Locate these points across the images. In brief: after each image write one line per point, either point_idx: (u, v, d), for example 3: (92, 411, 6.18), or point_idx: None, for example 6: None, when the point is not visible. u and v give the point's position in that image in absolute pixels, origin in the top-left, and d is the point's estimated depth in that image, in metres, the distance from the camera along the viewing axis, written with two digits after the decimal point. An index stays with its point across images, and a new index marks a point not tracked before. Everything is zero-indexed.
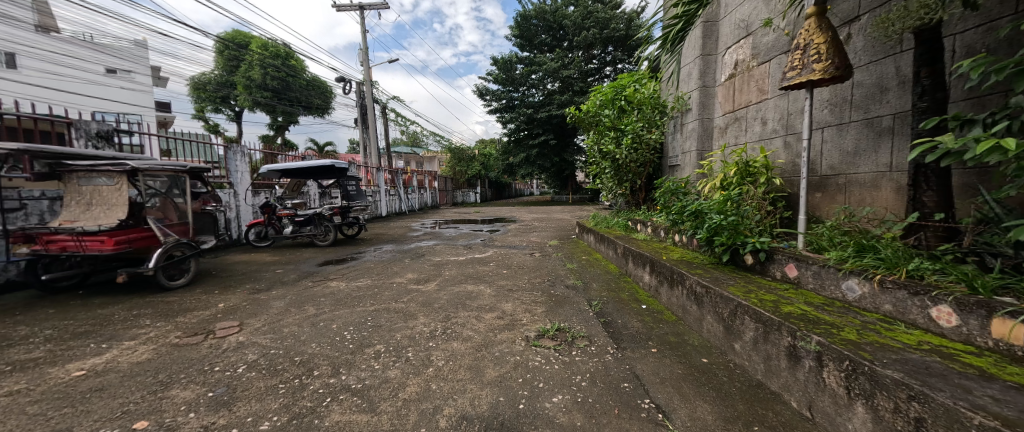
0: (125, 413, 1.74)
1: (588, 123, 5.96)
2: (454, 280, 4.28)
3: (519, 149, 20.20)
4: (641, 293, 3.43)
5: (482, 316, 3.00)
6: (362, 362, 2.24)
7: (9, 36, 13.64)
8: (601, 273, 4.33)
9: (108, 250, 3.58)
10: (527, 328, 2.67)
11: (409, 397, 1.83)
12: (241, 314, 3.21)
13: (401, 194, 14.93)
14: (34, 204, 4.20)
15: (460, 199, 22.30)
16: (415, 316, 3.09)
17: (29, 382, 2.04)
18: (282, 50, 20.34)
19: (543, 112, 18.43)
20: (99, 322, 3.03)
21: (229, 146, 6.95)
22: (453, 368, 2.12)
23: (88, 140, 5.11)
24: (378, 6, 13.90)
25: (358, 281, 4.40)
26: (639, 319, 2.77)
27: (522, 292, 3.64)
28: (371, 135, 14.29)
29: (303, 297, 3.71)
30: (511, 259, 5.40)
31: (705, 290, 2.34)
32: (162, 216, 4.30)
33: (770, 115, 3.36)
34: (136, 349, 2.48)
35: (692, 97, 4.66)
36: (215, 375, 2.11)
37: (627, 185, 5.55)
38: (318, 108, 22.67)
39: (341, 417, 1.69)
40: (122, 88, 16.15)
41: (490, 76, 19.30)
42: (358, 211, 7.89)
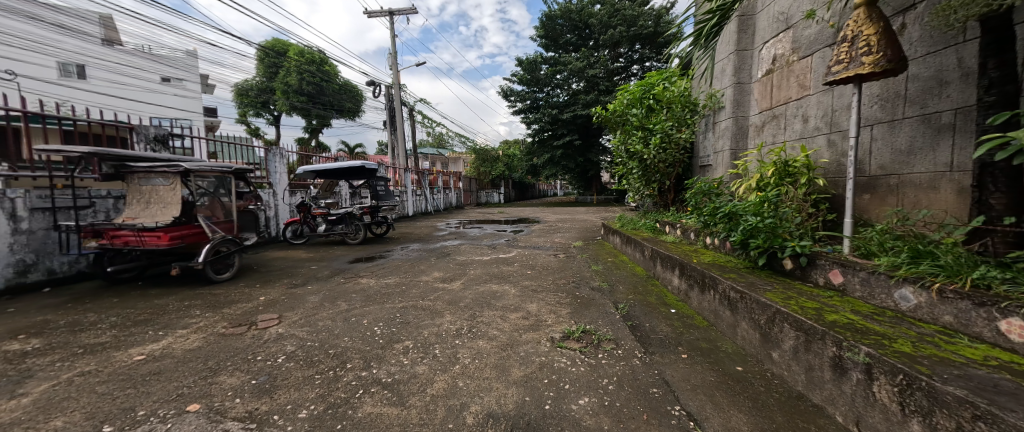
0: (179, 396, 1.88)
1: (614, 123, 5.85)
2: (479, 279, 4.33)
3: (543, 149, 20.13)
4: (670, 296, 3.33)
5: (506, 316, 3.02)
6: (392, 356, 2.32)
7: (82, 50, 15.16)
8: (627, 275, 4.24)
9: (163, 245, 3.87)
10: (552, 329, 2.66)
11: (437, 393, 1.87)
12: (280, 307, 3.40)
13: (427, 194, 15.27)
14: (101, 202, 4.59)
15: (484, 199, 22.53)
16: (441, 314, 3.15)
17: (98, 364, 2.25)
18: (318, 57, 21.32)
19: (567, 112, 18.29)
20: (156, 312, 3.29)
21: (269, 148, 7.34)
22: (479, 367, 2.15)
23: (147, 144, 5.49)
24: (407, 11, 14.29)
25: (387, 279, 4.54)
26: (668, 323, 2.70)
27: (546, 293, 3.63)
28: (399, 137, 14.67)
29: (336, 293, 3.87)
30: (536, 260, 5.40)
31: (739, 296, 2.24)
32: (211, 214, 4.61)
33: (812, 112, 3.18)
34: (187, 337, 2.68)
35: (726, 94, 4.48)
36: (257, 364, 2.24)
37: (656, 186, 5.42)
38: (350, 112, 23.60)
39: (372, 409, 1.75)
40: (175, 95, 17.25)
41: (515, 77, 19.38)
42: (387, 210, 8.14)
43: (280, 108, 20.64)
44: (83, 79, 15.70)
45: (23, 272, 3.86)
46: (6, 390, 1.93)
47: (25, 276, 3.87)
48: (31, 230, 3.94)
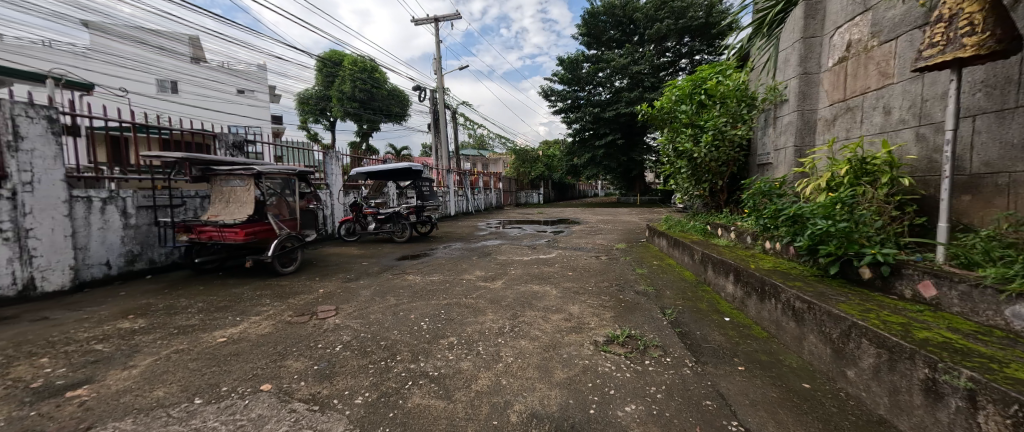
0: (254, 375, 2.09)
1: (661, 121, 5.59)
2: (520, 280, 4.35)
3: (585, 149, 19.77)
4: (724, 304, 3.13)
5: (548, 317, 3.01)
6: (438, 351, 2.41)
7: (177, 68, 17.37)
8: (674, 280, 4.05)
9: (239, 240, 4.32)
10: (595, 332, 2.61)
11: (481, 389, 1.91)
12: (336, 300, 3.65)
13: (468, 194, 15.63)
14: (190, 201, 5.22)
15: (524, 199, 22.60)
16: (484, 312, 3.21)
17: (189, 343, 2.57)
18: (369, 65, 22.65)
19: (610, 111, 17.82)
20: (233, 299, 3.68)
21: (327, 152, 7.88)
22: (521, 366, 2.17)
23: (227, 149, 6.15)
24: (452, 17, 14.74)
25: (432, 276, 4.71)
26: (721, 332, 2.54)
27: (588, 296, 3.57)
28: (442, 139, 15.14)
29: (385, 288, 4.10)
30: (576, 261, 5.32)
31: (807, 306, 2.05)
32: (278, 212, 5.08)
33: (896, 103, 2.83)
34: (260, 323, 2.97)
35: (789, 86, 4.13)
36: (318, 351, 2.43)
37: (706, 186, 5.12)
38: (398, 116, 24.80)
39: (421, 400, 1.82)
40: (249, 105, 19.26)
41: (556, 77, 19.25)
42: (431, 210, 8.47)
43: (336, 114, 22.20)
44: (175, 93, 17.92)
45: (131, 261, 4.49)
46: (120, 362, 2.27)
47: (133, 264, 4.50)
48: (138, 225, 4.57)
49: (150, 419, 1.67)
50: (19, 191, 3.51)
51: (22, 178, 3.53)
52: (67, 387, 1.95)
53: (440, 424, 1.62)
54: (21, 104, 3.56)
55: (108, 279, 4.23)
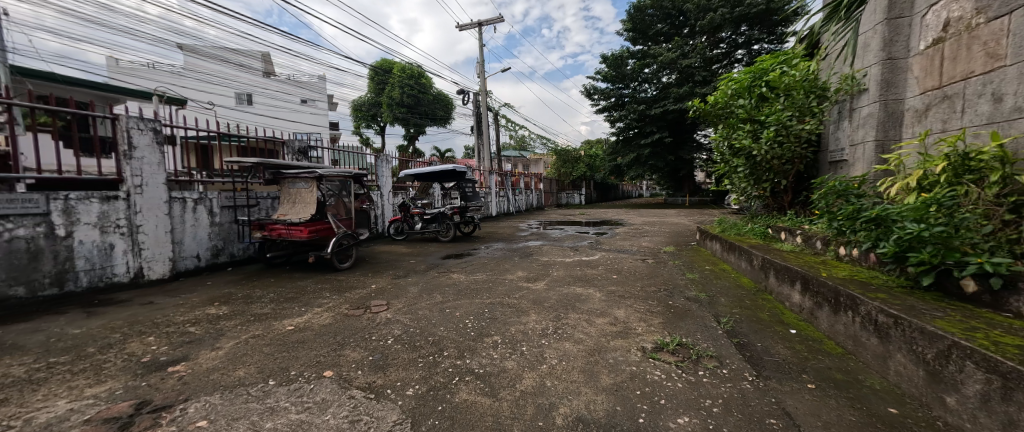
0: (318, 362, 2.27)
1: (715, 117, 5.25)
2: (562, 281, 4.31)
3: (629, 149, 19.07)
4: (790, 315, 2.86)
5: (592, 320, 2.96)
6: (483, 349, 2.46)
7: (251, 82, 19.34)
8: (731, 286, 3.78)
9: (303, 237, 4.72)
10: (643, 339, 2.52)
11: (526, 390, 1.92)
12: (387, 295, 3.86)
13: (509, 195, 15.76)
14: (263, 201, 5.78)
15: (565, 200, 22.33)
16: (527, 313, 3.22)
17: (263, 330, 2.85)
18: (416, 71, 23.67)
19: (657, 108, 17.08)
20: (298, 292, 4.03)
21: (378, 155, 8.36)
22: (566, 369, 2.14)
23: (293, 155, 6.73)
24: (496, 20, 14.98)
25: (475, 275, 4.81)
26: (787, 346, 2.33)
27: (634, 300, 3.45)
28: (484, 140, 15.39)
29: (431, 286, 4.25)
30: (621, 264, 5.15)
31: (892, 321, 1.82)
32: (337, 212, 5.44)
33: (1010, 88, 2.43)
34: (322, 314, 3.23)
35: (869, 74, 3.69)
36: (372, 343, 2.59)
37: (768, 185, 4.72)
38: (442, 120, 25.67)
39: (467, 396, 1.88)
40: (311, 113, 20.97)
41: (600, 75, 18.81)
42: (474, 210, 8.67)
43: (386, 119, 23.46)
44: (250, 105, 19.96)
45: (216, 254, 5.07)
46: (210, 343, 2.58)
47: (217, 257, 5.09)
48: (222, 223, 5.16)
49: (234, 395, 1.88)
50: (132, 193, 4.11)
51: (134, 182, 4.14)
52: (169, 363, 2.25)
53: (487, 421, 1.65)
54: (134, 119, 4.18)
55: (197, 270, 4.82)
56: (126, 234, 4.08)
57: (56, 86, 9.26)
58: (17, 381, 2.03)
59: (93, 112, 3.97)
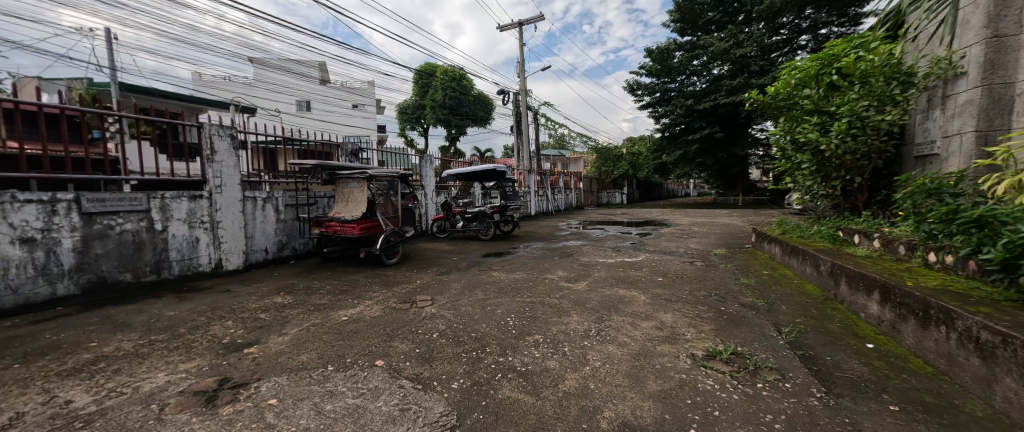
0: (370, 351, 2.42)
1: (775, 109, 4.86)
2: (604, 282, 4.20)
3: (674, 146, 18.10)
4: (865, 328, 2.57)
5: (637, 324, 2.86)
6: (525, 347, 2.47)
7: (309, 90, 20.92)
8: (793, 293, 3.47)
9: (355, 234, 5.06)
10: (693, 345, 2.39)
11: (570, 391, 1.90)
12: (432, 291, 4.01)
13: (548, 194, 15.66)
14: (320, 201, 6.24)
15: (606, 200, 21.76)
16: (568, 313, 3.19)
17: (322, 319, 3.08)
18: (458, 74, 24.25)
19: (707, 102, 16.11)
20: (351, 285, 4.30)
21: (422, 155, 8.67)
22: (610, 372, 2.09)
23: (347, 157, 7.14)
24: (536, 19, 14.92)
25: (516, 274, 4.84)
26: (863, 361, 2.10)
27: (682, 304, 3.28)
28: (523, 140, 15.43)
29: (473, 283, 4.35)
30: (667, 266, 4.93)
31: (1000, 340, 1.58)
32: (385, 210, 5.72)
33: None
34: (373, 307, 3.42)
35: (971, 55, 3.21)
36: (419, 336, 2.70)
37: (838, 183, 4.27)
38: (483, 120, 26.10)
39: (510, 393, 1.90)
40: (362, 117, 22.28)
41: (644, 69, 18.09)
42: (514, 209, 8.73)
43: (429, 121, 24.29)
44: (308, 111, 21.60)
45: (281, 248, 5.55)
46: (278, 329, 2.84)
47: (282, 251, 5.57)
48: (286, 220, 5.64)
49: (299, 377, 2.05)
50: (213, 192, 4.62)
51: (215, 183, 4.65)
52: (244, 345, 2.51)
53: (530, 419, 1.66)
54: (216, 126, 4.70)
55: (266, 262, 5.30)
56: (208, 229, 4.59)
57: (154, 100, 10.70)
58: (127, 354, 2.36)
59: (184, 122, 4.52)
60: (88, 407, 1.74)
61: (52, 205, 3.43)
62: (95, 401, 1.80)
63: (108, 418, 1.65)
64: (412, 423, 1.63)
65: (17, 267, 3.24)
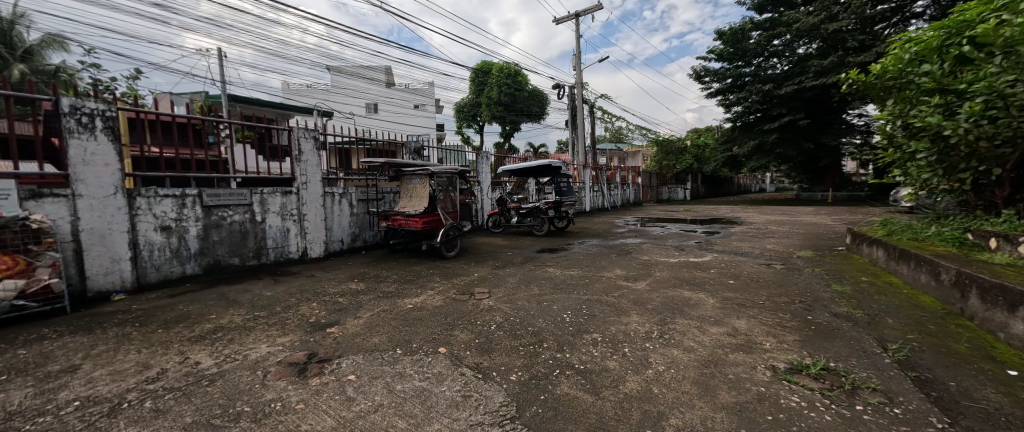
0: (434, 338, 2.56)
1: (882, 90, 4.18)
2: (666, 283, 3.97)
3: (748, 136, 16.45)
4: (1005, 351, 2.11)
5: (705, 328, 2.66)
6: (583, 345, 2.43)
7: (377, 93, 22.55)
8: (900, 305, 2.98)
9: (417, 228, 5.33)
10: (773, 356, 2.17)
11: (631, 393, 1.83)
12: (489, 284, 4.13)
13: (604, 190, 15.19)
14: (388, 196, 6.71)
15: (666, 195, 20.56)
16: (628, 313, 3.06)
17: (389, 305, 3.32)
18: (514, 70, 24.44)
19: (790, 85, 14.36)
20: (415, 275, 4.58)
21: (479, 152, 8.90)
22: (676, 377, 1.97)
23: (410, 154, 7.56)
24: (593, 9, 14.47)
25: (571, 271, 4.77)
26: (1003, 391, 1.73)
27: (759, 311, 2.98)
28: (578, 134, 15.10)
29: (528, 278, 4.39)
30: (739, 268, 4.51)
31: None
32: (445, 205, 5.95)
33: None
34: (435, 297, 3.61)
35: None
36: (478, 327, 2.79)
37: (968, 175, 3.55)
38: (537, 116, 26.07)
39: (569, 390, 1.88)
40: (423, 116, 23.48)
41: (714, 54, 16.66)
42: (569, 205, 8.62)
43: (485, 119, 24.85)
44: (376, 113, 23.32)
45: (354, 239, 6.08)
46: (354, 312, 3.12)
47: (355, 242, 6.10)
48: (359, 213, 6.16)
49: (373, 357, 2.24)
50: (300, 189, 5.22)
51: (302, 180, 5.23)
52: (327, 325, 2.80)
53: (590, 418, 1.63)
54: (303, 130, 5.27)
55: (341, 252, 5.85)
56: (297, 220, 5.19)
57: (252, 107, 12.32)
58: (237, 326, 2.77)
59: (278, 126, 5.13)
60: (212, 368, 2.08)
61: (183, 198, 4.11)
62: (215, 364, 2.13)
63: (225, 379, 1.95)
64: (473, 410, 1.69)
65: (158, 249, 3.94)
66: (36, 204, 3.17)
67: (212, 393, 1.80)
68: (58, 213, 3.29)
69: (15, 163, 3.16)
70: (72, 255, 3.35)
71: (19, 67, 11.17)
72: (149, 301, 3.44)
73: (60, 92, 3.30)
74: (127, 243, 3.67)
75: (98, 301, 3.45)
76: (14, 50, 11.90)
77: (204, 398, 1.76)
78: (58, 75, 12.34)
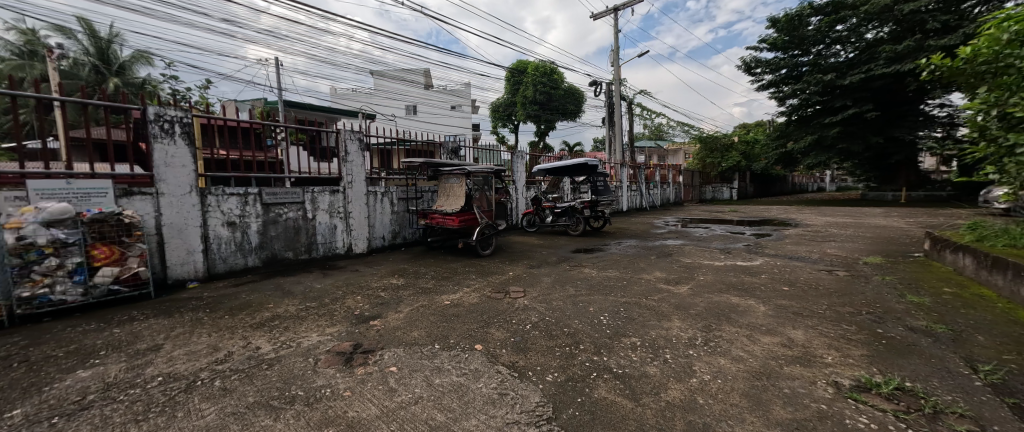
0: (470, 335, 2.60)
1: (974, 77, 3.72)
2: (711, 288, 3.75)
3: (805, 130, 15.15)
4: None
5: (756, 337, 2.49)
6: (621, 349, 2.36)
7: (416, 95, 23.32)
8: (993, 321, 2.61)
9: (454, 226, 5.44)
10: (835, 371, 1.98)
11: (674, 402, 1.75)
12: (523, 283, 4.13)
13: (642, 189, 14.68)
14: (426, 195, 6.90)
15: (710, 195, 19.49)
16: (669, 318, 2.94)
17: (427, 301, 3.42)
18: (549, 68, 24.26)
19: (857, 74, 13.05)
20: (452, 272, 4.68)
21: (514, 151, 8.92)
22: (723, 388, 1.86)
23: (448, 154, 7.73)
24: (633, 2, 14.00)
25: (608, 272, 4.66)
26: None
27: (819, 321, 2.73)
28: (616, 132, 14.67)
29: (564, 278, 4.33)
30: (794, 274, 4.17)
31: None
32: (481, 204, 6.03)
33: None
34: (471, 294, 3.67)
35: None
36: (513, 326, 2.80)
37: None
38: (573, 114, 25.72)
39: (607, 394, 1.84)
40: (459, 117, 23.96)
41: (766, 43, 15.51)
42: (605, 205, 8.42)
43: (520, 118, 24.88)
44: (415, 114, 24.12)
45: (394, 236, 6.33)
46: (395, 306, 3.25)
47: (395, 239, 6.35)
48: (399, 211, 6.41)
49: (413, 351, 2.32)
50: (346, 188, 5.52)
51: (347, 180, 5.53)
52: (370, 318, 2.93)
53: (630, 425, 1.58)
54: (349, 132, 5.55)
55: (383, 248, 6.12)
56: (343, 218, 5.50)
57: (303, 111, 13.19)
58: (291, 315, 2.98)
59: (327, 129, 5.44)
60: (270, 353, 2.25)
61: (245, 196, 4.49)
62: (273, 349, 2.31)
63: (281, 364, 2.10)
64: (510, 408, 1.70)
65: (225, 242, 4.33)
66: (128, 201, 3.60)
67: (271, 376, 1.95)
68: (145, 209, 3.72)
69: (112, 165, 3.60)
70: (155, 246, 3.78)
71: (113, 81, 12.74)
72: (217, 289, 3.80)
73: (147, 102, 3.72)
74: (199, 236, 4.07)
75: (176, 288, 3.87)
76: (110, 66, 13.59)
77: (263, 380, 1.91)
78: (144, 87, 13.95)
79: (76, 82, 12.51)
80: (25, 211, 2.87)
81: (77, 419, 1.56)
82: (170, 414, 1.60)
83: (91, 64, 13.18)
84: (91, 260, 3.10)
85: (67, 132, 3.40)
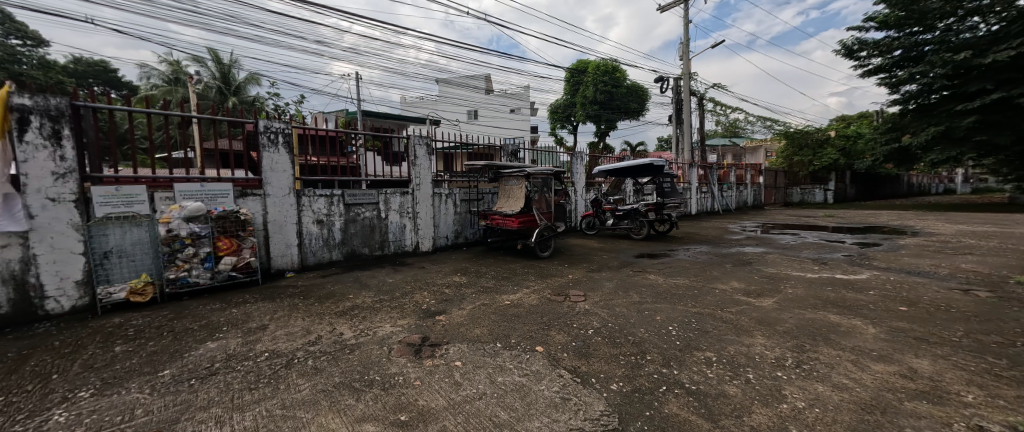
0: (531, 336, 2.61)
1: None
2: (801, 303, 3.31)
3: (928, 120, 12.69)
4: None
5: (864, 363, 2.13)
6: (694, 363, 2.19)
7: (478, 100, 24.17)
8: None
9: (513, 227, 5.48)
10: (978, 414, 1.62)
11: (759, 427, 1.57)
12: (584, 287, 4.04)
13: (714, 191, 13.52)
14: (487, 197, 7.07)
15: (797, 197, 17.38)
16: (750, 333, 2.65)
17: (489, 300, 3.50)
18: (611, 66, 23.46)
19: (1004, 49, 10.60)
20: (511, 272, 4.74)
21: (573, 153, 8.76)
22: (821, 418, 1.63)
23: (507, 157, 7.87)
24: None
25: (676, 279, 4.35)
26: None
27: (952, 351, 2.26)
28: (684, 130, 13.66)
29: (627, 284, 4.14)
30: (913, 293, 3.50)
31: None
32: (540, 206, 6.01)
33: None
34: (530, 295, 3.68)
35: None
36: (575, 330, 2.75)
37: None
38: (637, 112, 24.59)
39: (678, 410, 1.71)
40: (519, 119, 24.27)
41: (873, 21, 13.30)
42: (672, 207, 7.90)
43: (580, 118, 24.46)
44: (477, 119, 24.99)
45: (456, 236, 6.60)
46: (458, 303, 3.38)
47: (457, 238, 6.63)
48: (461, 212, 6.67)
49: (477, 348, 2.39)
50: (415, 190, 5.89)
51: (415, 182, 5.91)
52: (436, 313, 3.08)
53: None
54: (418, 137, 5.91)
55: (446, 247, 6.43)
56: (411, 218, 5.88)
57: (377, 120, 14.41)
58: (368, 306, 3.25)
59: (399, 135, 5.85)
60: (351, 339, 2.49)
61: (332, 198, 5.03)
62: (354, 336, 2.54)
63: (361, 350, 2.30)
64: (573, 414, 1.66)
65: (316, 238, 4.89)
66: (243, 201, 4.23)
67: (352, 360, 2.14)
68: (256, 208, 4.33)
69: (232, 171, 4.25)
70: (262, 240, 4.38)
71: (232, 100, 15.16)
72: (308, 279, 4.30)
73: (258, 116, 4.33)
74: (295, 233, 4.64)
75: (277, 277, 4.45)
76: (230, 87, 16.16)
77: (346, 363, 2.11)
78: (254, 104, 16.41)
79: (207, 102, 15.11)
80: (173, 208, 3.53)
81: (208, 383, 1.87)
82: (275, 385, 1.84)
83: (217, 87, 15.82)
84: (216, 250, 3.70)
85: (201, 144, 4.08)
